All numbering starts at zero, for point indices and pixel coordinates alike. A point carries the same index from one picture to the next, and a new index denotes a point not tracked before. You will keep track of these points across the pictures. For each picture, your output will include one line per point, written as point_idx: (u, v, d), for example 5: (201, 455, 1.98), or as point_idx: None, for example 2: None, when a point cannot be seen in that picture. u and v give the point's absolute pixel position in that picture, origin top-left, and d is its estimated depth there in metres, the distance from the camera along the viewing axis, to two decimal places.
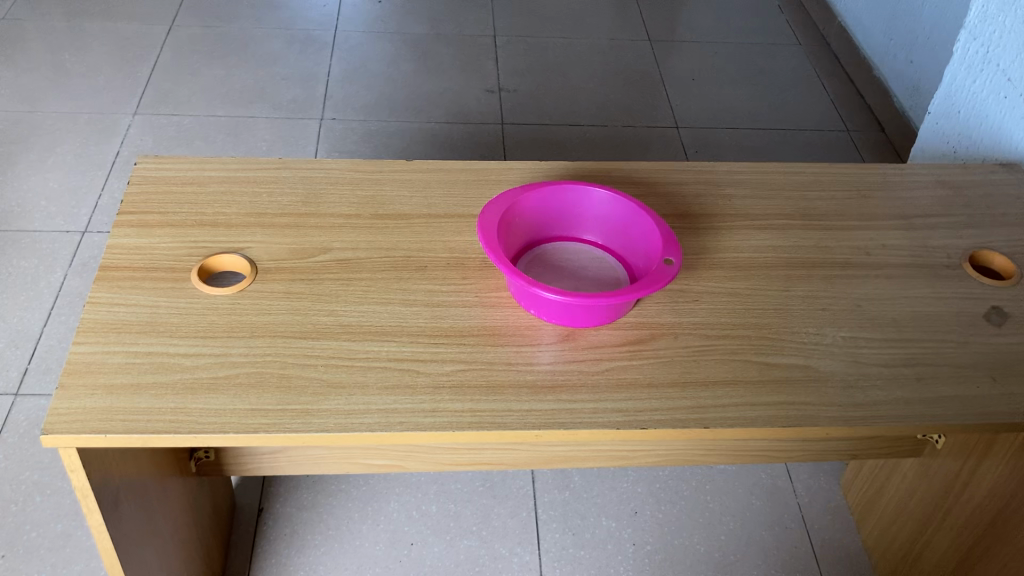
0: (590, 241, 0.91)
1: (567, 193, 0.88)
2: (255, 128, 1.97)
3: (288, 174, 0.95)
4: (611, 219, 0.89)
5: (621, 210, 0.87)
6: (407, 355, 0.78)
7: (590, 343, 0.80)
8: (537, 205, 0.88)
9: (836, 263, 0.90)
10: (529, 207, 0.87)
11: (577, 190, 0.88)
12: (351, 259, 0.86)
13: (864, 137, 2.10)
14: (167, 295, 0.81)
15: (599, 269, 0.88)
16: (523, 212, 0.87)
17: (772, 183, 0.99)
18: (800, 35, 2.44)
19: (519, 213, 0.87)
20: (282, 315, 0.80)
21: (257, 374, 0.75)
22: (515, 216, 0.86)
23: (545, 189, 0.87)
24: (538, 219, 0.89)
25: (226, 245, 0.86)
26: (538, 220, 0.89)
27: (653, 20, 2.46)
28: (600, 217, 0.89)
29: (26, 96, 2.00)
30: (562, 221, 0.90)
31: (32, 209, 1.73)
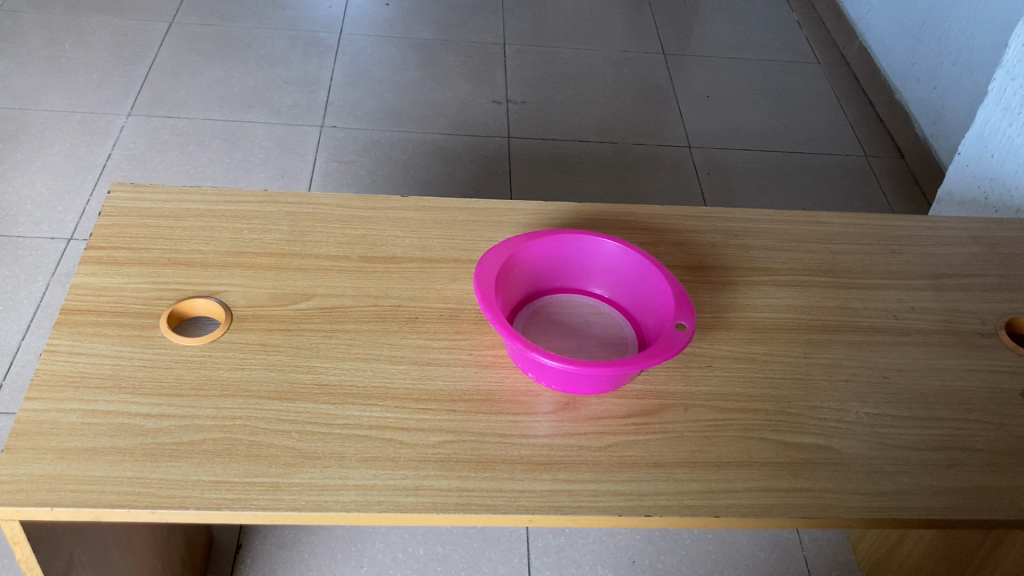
0: (597, 295, 0.84)
1: (572, 243, 0.81)
2: (252, 133, 1.90)
3: (273, 207, 0.88)
4: (619, 273, 0.82)
5: (632, 264, 0.81)
6: (392, 422, 0.71)
7: (592, 413, 0.73)
8: (540, 255, 0.81)
9: (861, 328, 0.83)
10: (531, 257, 0.81)
11: (583, 240, 0.81)
12: (336, 307, 0.79)
13: (883, 163, 2.02)
14: (132, 345, 0.74)
15: (604, 328, 0.81)
16: (523, 263, 0.80)
17: (793, 234, 0.92)
18: (819, 55, 2.36)
19: (519, 264, 0.80)
20: (257, 371, 0.73)
21: (225, 440, 0.68)
22: (514, 267, 0.79)
23: (548, 239, 0.81)
24: (540, 269, 0.82)
25: (200, 288, 0.79)
26: (540, 270, 0.82)
27: (668, 32, 2.39)
28: (607, 270, 0.83)
29: (17, 92, 1.93)
30: (566, 272, 0.84)
31: (17, 213, 1.67)
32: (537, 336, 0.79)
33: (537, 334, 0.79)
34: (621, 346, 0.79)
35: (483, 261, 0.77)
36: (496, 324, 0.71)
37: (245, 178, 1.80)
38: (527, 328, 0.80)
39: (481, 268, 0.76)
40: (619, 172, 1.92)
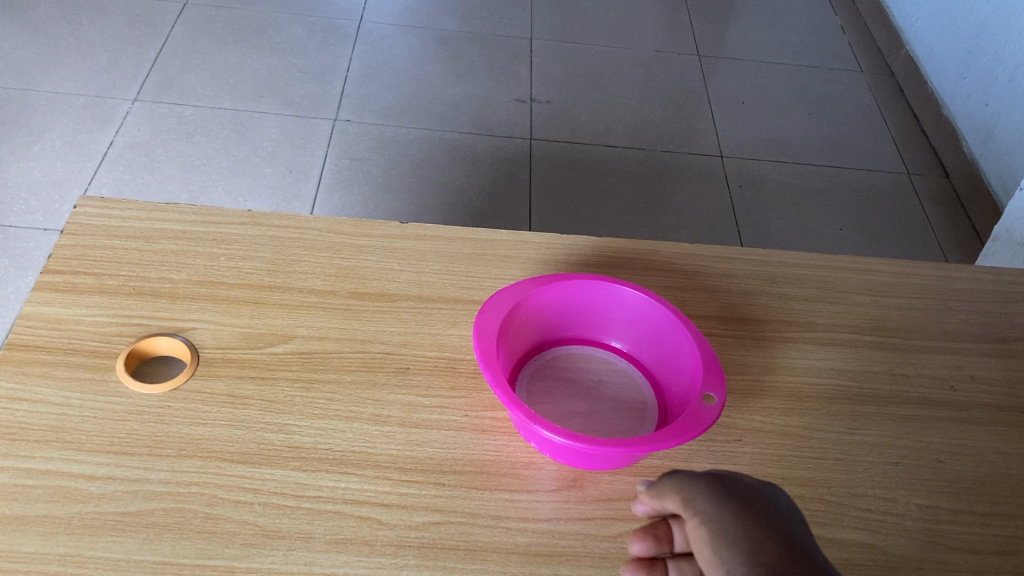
0: (614, 348, 0.75)
1: (588, 291, 0.72)
2: (261, 124, 1.81)
3: (257, 230, 0.79)
4: (641, 326, 0.73)
5: (655, 317, 0.71)
6: (370, 496, 0.62)
7: (602, 494, 0.64)
8: (551, 302, 0.72)
9: (913, 400, 0.73)
10: (541, 304, 0.71)
11: (601, 287, 0.72)
12: (317, 352, 0.70)
13: (926, 182, 1.91)
14: (82, 391, 0.65)
15: (619, 391, 0.72)
16: (532, 311, 0.71)
17: (837, 284, 0.82)
18: (862, 63, 2.25)
19: (527, 312, 0.71)
20: (220, 428, 0.64)
21: (176, 512, 0.59)
22: (521, 315, 0.70)
23: (560, 287, 0.71)
24: (550, 317, 0.73)
25: (166, 324, 0.70)
26: (550, 318, 0.73)
27: (704, 32, 2.28)
28: (627, 321, 0.73)
29: (21, 72, 1.85)
30: (579, 321, 0.75)
31: (10, 200, 1.59)
32: (542, 395, 0.70)
33: (542, 394, 0.71)
34: (638, 411, 0.70)
35: (486, 308, 0.68)
36: (494, 388, 0.61)
37: (252, 172, 1.71)
38: (531, 384, 0.71)
39: (482, 317, 0.66)
40: (646, 180, 1.82)
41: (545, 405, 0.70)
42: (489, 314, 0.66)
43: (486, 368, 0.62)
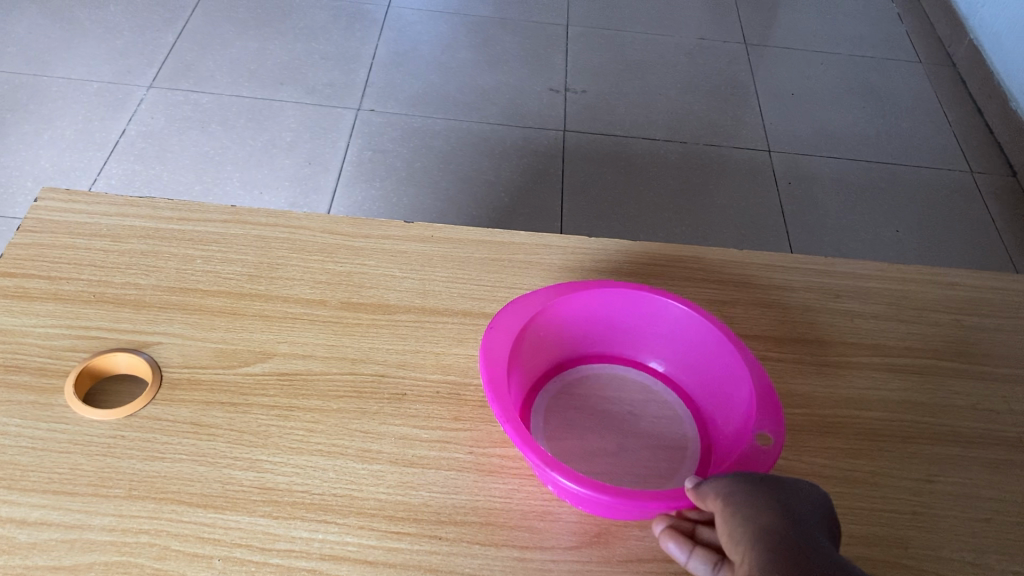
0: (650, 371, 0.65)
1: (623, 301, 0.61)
2: (281, 113, 1.72)
3: (241, 229, 0.69)
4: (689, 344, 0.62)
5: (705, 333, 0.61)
6: (351, 551, 0.51)
7: (630, 553, 0.53)
8: (577, 314, 0.62)
9: (1006, 442, 0.61)
10: (564, 315, 0.61)
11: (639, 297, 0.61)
12: (299, 373, 0.60)
13: (990, 182, 1.77)
14: (22, 417, 0.56)
15: (657, 423, 0.61)
16: (555, 322, 0.61)
17: (911, 300, 0.71)
18: (921, 52, 2.10)
19: (547, 325, 0.60)
20: (180, 464, 0.55)
21: (119, 567, 0.50)
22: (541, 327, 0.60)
23: (587, 299, 0.61)
24: (574, 330, 0.63)
25: (126, 338, 0.61)
26: (576, 331, 0.63)
27: (751, 19, 2.15)
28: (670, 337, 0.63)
29: (34, 57, 1.78)
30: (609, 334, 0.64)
31: (17, 191, 1.51)
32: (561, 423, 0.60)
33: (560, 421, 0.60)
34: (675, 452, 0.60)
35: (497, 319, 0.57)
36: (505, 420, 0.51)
37: (268, 163, 1.62)
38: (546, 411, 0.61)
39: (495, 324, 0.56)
40: (687, 176, 1.69)
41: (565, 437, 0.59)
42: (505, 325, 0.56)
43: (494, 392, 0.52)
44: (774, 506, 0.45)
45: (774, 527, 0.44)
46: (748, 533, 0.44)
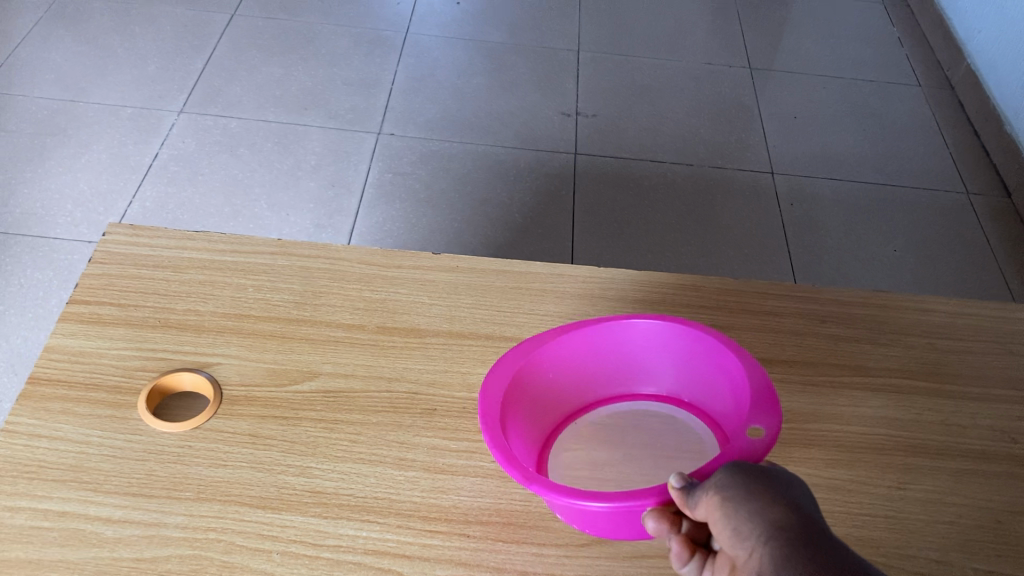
0: (679, 403, 0.72)
1: (628, 338, 0.69)
2: (306, 137, 1.80)
3: (287, 260, 0.77)
4: (701, 369, 0.69)
5: (708, 354, 0.67)
6: (391, 546, 0.59)
7: (635, 550, 0.61)
8: (589, 353, 0.70)
9: (971, 454, 0.68)
10: (578, 354, 0.69)
11: (641, 332, 0.69)
12: (342, 390, 0.68)
13: (985, 202, 1.84)
14: (102, 429, 0.64)
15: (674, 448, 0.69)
16: (567, 363, 0.69)
17: (889, 324, 0.78)
18: (920, 75, 2.18)
19: (562, 363, 0.69)
20: (242, 470, 0.62)
21: (192, 559, 0.57)
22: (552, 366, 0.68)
23: (596, 339, 0.69)
24: (594, 368, 0.71)
25: (189, 359, 0.69)
26: (596, 372, 0.71)
27: (755, 44, 2.23)
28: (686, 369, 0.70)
29: (71, 84, 1.87)
30: (632, 374, 0.72)
31: (57, 213, 1.60)
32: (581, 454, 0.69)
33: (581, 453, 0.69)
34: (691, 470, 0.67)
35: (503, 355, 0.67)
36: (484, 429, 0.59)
37: (294, 186, 1.70)
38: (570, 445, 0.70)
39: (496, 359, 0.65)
40: (693, 198, 1.77)
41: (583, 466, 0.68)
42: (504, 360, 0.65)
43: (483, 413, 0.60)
44: (777, 501, 0.47)
45: (785, 523, 0.46)
46: (758, 529, 0.46)
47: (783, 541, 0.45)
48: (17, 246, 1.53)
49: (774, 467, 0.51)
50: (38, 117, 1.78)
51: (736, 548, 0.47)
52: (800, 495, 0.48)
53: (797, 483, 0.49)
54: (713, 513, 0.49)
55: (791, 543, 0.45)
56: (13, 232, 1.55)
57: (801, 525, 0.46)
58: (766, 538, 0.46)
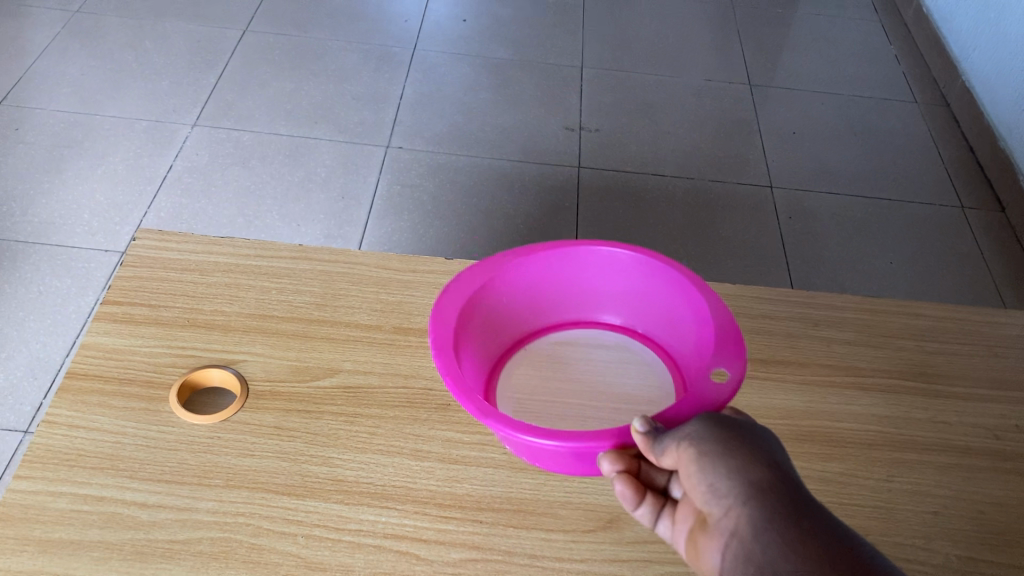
0: (635, 335, 0.81)
1: (593, 266, 0.78)
2: (316, 150, 1.85)
3: (308, 265, 0.81)
4: (659, 307, 0.78)
5: (663, 288, 0.76)
6: (409, 530, 0.63)
7: (637, 536, 0.64)
8: (564, 280, 0.79)
9: (956, 449, 0.72)
10: (554, 278, 0.79)
11: (603, 260, 0.77)
12: (361, 386, 0.72)
13: (980, 216, 1.88)
14: (136, 420, 0.68)
15: (626, 372, 0.78)
16: (530, 288, 0.78)
17: (880, 328, 0.82)
18: (917, 92, 2.22)
19: (539, 285, 0.78)
20: (268, 460, 0.66)
21: (222, 541, 0.61)
22: (518, 287, 0.77)
23: (570, 267, 0.78)
24: (566, 293, 0.80)
25: (217, 356, 0.73)
26: (567, 296, 0.81)
27: (755, 61, 2.28)
28: (641, 299, 0.78)
29: (88, 97, 1.92)
30: (593, 301, 0.81)
31: (74, 222, 1.64)
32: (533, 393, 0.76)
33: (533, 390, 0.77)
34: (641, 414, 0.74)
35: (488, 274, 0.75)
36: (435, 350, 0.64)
37: (305, 197, 1.75)
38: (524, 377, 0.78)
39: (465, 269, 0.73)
40: (694, 211, 1.81)
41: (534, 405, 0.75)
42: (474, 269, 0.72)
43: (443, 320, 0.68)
44: (756, 459, 0.50)
45: (763, 480, 0.48)
46: (734, 487, 0.49)
47: (757, 498, 0.47)
48: (36, 254, 1.57)
49: (747, 422, 0.54)
50: (55, 129, 1.82)
51: (712, 503, 0.50)
52: (777, 454, 0.51)
53: (775, 445, 0.52)
54: (690, 470, 0.51)
55: (767, 498, 0.47)
56: (32, 240, 1.59)
57: (779, 483, 0.48)
58: (745, 494, 0.48)
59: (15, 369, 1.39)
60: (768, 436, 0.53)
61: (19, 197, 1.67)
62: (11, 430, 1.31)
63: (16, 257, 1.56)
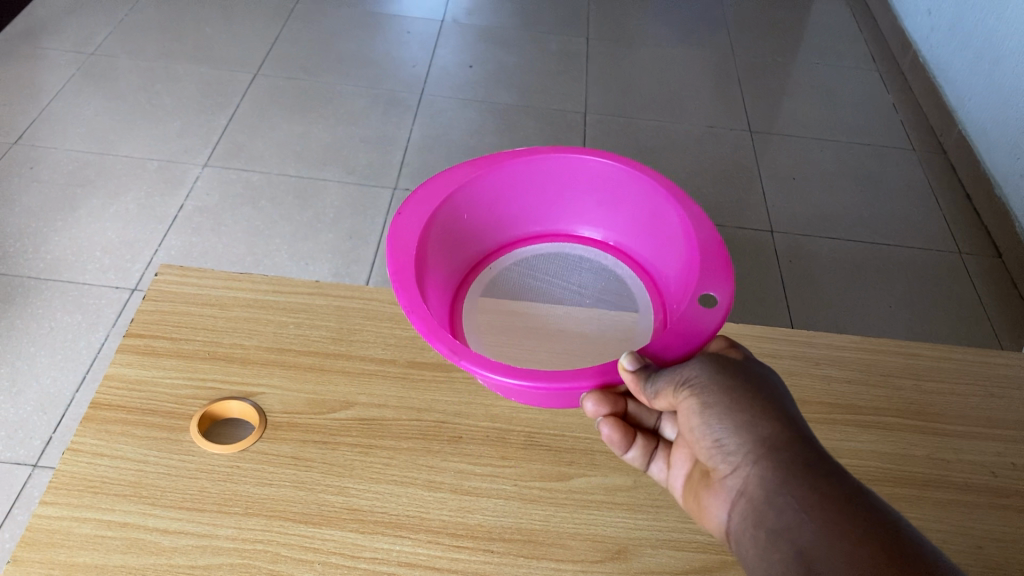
0: (610, 249, 0.90)
1: (580, 172, 0.87)
2: (325, 191, 1.88)
3: (324, 300, 0.84)
4: (636, 218, 0.87)
5: (642, 199, 0.85)
6: (423, 560, 0.65)
7: (645, 566, 0.66)
8: (550, 186, 0.88)
9: (955, 485, 0.74)
10: (540, 183, 0.88)
11: (588, 169, 0.86)
12: (376, 418, 0.74)
13: (977, 261, 1.91)
14: (158, 449, 0.70)
15: (597, 280, 0.88)
16: (508, 193, 0.87)
17: (879, 366, 0.84)
18: (914, 140, 2.27)
19: (524, 188, 0.87)
20: (285, 489, 0.68)
21: (242, 567, 0.63)
22: (497, 195, 0.86)
23: (557, 174, 0.87)
24: (552, 199, 0.90)
25: (236, 389, 0.75)
26: (553, 201, 0.90)
27: (755, 108, 2.32)
28: (617, 208, 0.88)
29: (101, 137, 1.96)
30: (571, 212, 0.91)
31: (86, 259, 1.66)
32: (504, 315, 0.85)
33: (501, 310, 0.86)
34: (615, 337, 0.82)
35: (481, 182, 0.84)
36: (393, 277, 0.70)
37: (314, 237, 1.78)
38: (491, 292, 0.87)
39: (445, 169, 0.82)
40: None
41: (501, 329, 0.84)
42: (454, 173, 0.80)
43: (418, 222, 0.76)
44: (766, 414, 0.60)
45: (773, 438, 0.59)
46: (747, 444, 0.60)
47: (767, 457, 0.59)
48: (48, 291, 1.59)
49: (748, 364, 0.63)
50: (69, 168, 1.86)
51: (725, 454, 0.61)
52: (785, 402, 0.62)
53: (781, 391, 0.62)
54: (698, 425, 0.62)
55: (777, 458, 0.58)
56: (45, 276, 1.62)
57: (787, 441, 0.59)
58: (756, 451, 0.59)
59: (26, 403, 1.41)
60: (774, 381, 0.63)
61: (33, 234, 1.70)
62: (21, 463, 1.33)
63: (29, 293, 1.58)
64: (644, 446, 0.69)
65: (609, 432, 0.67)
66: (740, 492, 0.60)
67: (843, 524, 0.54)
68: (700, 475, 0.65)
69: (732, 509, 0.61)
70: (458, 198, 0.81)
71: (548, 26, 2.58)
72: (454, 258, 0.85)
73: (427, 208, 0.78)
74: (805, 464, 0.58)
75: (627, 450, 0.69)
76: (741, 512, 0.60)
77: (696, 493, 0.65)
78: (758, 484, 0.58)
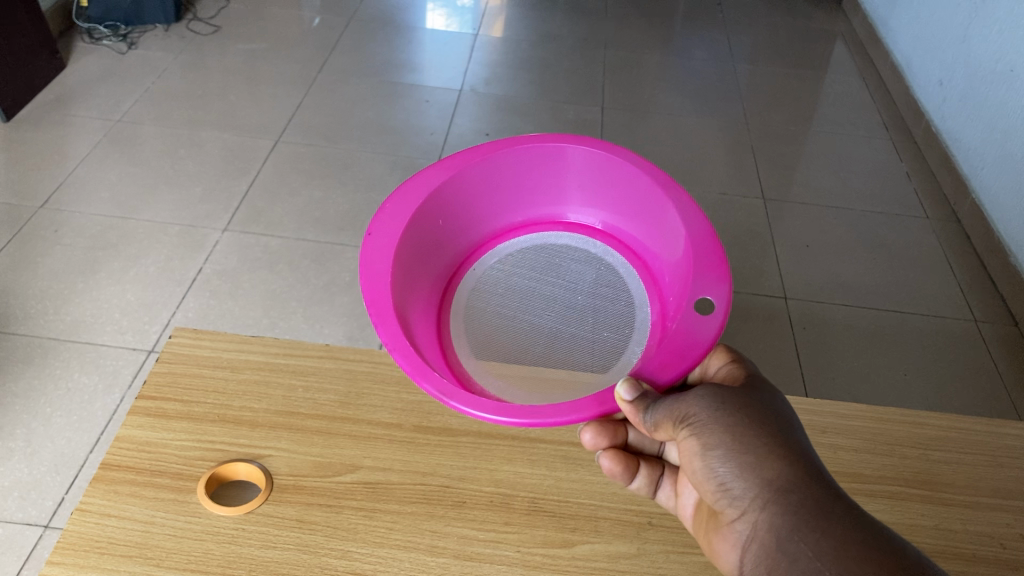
0: (599, 233, 0.98)
1: (568, 161, 0.95)
2: (342, 255, 1.91)
3: (334, 364, 0.85)
4: (626, 201, 0.94)
5: (632, 184, 0.92)
6: None
7: None
8: (538, 175, 0.97)
9: (962, 556, 0.74)
10: (530, 173, 0.96)
11: (575, 157, 0.94)
12: (380, 483, 0.75)
13: (993, 329, 1.90)
14: (165, 510, 0.70)
15: (590, 265, 0.96)
16: (499, 182, 0.95)
17: (885, 435, 0.84)
18: (928, 208, 2.27)
19: (514, 177, 0.96)
20: (289, 552, 0.69)
21: None
22: (481, 186, 0.94)
23: (546, 164, 0.96)
24: (542, 188, 0.98)
25: (244, 451, 0.76)
26: (545, 190, 0.98)
27: (768, 176, 2.35)
28: (604, 192, 0.96)
29: (124, 202, 2.00)
30: (557, 197, 0.99)
31: (104, 321, 1.69)
32: (498, 318, 0.92)
33: (495, 313, 0.92)
34: (608, 326, 0.89)
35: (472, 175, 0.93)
36: (367, 307, 0.75)
37: (329, 301, 1.80)
38: (488, 285, 0.95)
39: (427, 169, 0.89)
40: None
41: (495, 335, 0.91)
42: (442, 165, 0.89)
43: (403, 225, 0.83)
44: (773, 454, 0.61)
45: (782, 478, 0.60)
46: (756, 487, 0.61)
47: (775, 499, 0.59)
48: (67, 352, 1.61)
49: (753, 396, 0.66)
50: (93, 232, 1.90)
51: (736, 498, 0.62)
52: (794, 433, 0.63)
53: (794, 427, 0.63)
54: (703, 468, 0.65)
55: (785, 500, 0.59)
56: (64, 338, 1.64)
57: (798, 482, 0.59)
58: (765, 494, 0.60)
59: (40, 464, 1.42)
60: (790, 418, 0.64)
61: (54, 296, 1.73)
62: (32, 524, 1.33)
63: (47, 354, 1.61)
64: (647, 475, 0.74)
65: (609, 464, 0.74)
66: (751, 537, 0.61)
67: (854, 570, 0.53)
68: (711, 518, 0.67)
69: (743, 554, 0.62)
70: (446, 190, 0.90)
71: (564, 95, 2.63)
72: (450, 249, 0.94)
73: (415, 199, 0.86)
74: (815, 504, 0.58)
75: (631, 482, 0.75)
76: (752, 557, 0.61)
77: (708, 536, 0.67)
78: (767, 529, 0.59)
